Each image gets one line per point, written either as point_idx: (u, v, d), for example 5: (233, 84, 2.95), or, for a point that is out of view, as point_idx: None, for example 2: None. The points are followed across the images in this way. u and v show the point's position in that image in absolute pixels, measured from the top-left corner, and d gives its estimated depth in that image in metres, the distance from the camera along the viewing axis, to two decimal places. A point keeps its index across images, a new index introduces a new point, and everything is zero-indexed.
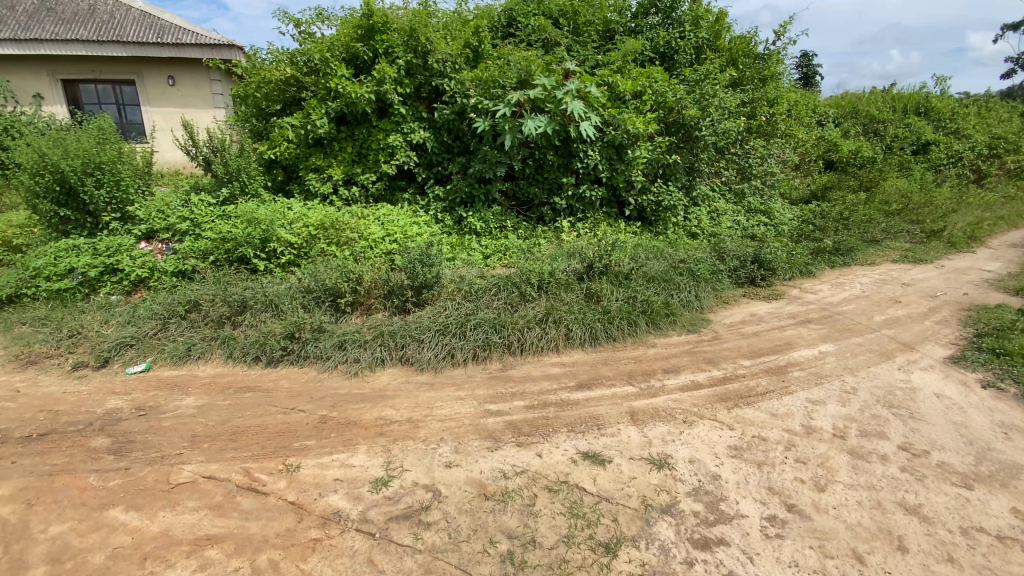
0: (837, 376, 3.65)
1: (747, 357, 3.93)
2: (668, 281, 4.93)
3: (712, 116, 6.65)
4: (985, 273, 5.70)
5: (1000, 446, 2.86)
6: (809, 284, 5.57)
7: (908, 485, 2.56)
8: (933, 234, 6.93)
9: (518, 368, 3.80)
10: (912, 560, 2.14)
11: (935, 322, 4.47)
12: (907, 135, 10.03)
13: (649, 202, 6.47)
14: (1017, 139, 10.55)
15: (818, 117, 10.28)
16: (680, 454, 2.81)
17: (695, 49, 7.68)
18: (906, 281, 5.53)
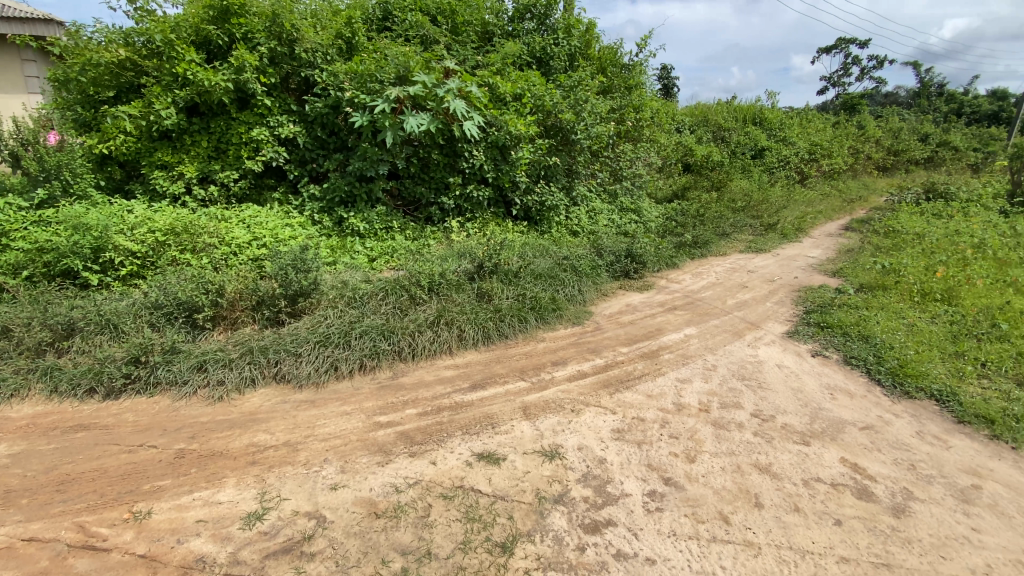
0: (700, 355, 4.07)
1: (625, 345, 4.22)
2: (554, 278, 5.12)
3: (586, 120, 7.03)
4: (809, 259, 6.77)
5: (827, 405, 3.38)
6: (675, 274, 6.17)
7: (760, 448, 2.93)
8: (770, 228, 8.08)
9: (410, 374, 3.67)
10: (767, 513, 2.44)
11: (774, 303, 5.20)
12: (747, 143, 11.60)
13: (533, 202, 6.66)
14: (828, 146, 12.72)
15: (677, 124, 11.46)
16: (570, 443, 2.92)
17: (569, 56, 8.09)
18: (751, 269, 6.38)
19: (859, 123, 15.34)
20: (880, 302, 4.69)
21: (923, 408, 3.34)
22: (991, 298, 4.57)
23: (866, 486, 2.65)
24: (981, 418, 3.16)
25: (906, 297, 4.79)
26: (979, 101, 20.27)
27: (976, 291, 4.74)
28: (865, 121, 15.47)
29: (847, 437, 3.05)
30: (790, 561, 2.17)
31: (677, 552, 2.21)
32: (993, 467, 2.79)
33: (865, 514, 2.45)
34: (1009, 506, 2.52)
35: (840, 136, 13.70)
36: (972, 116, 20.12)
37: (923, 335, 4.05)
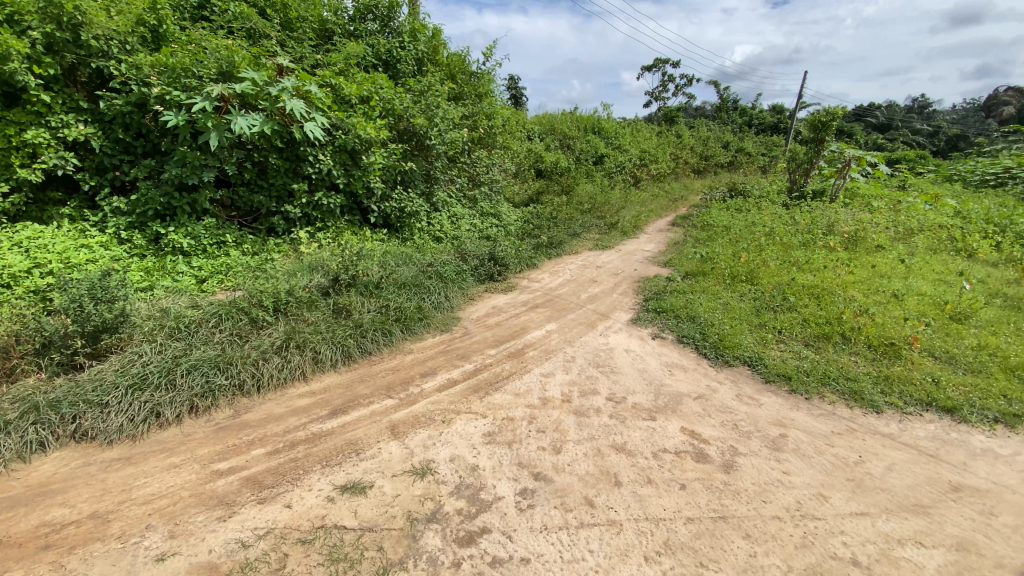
0: (561, 349, 4.30)
1: (492, 346, 4.27)
2: (418, 285, 4.98)
3: (439, 126, 6.97)
4: (646, 252, 7.61)
5: (668, 381, 3.80)
6: (535, 273, 6.45)
7: (617, 429, 3.17)
8: (613, 226, 8.92)
9: (257, 409, 3.26)
10: (625, 490, 2.64)
11: (621, 294, 5.73)
12: (589, 150, 12.68)
13: (391, 208, 6.43)
14: (655, 153, 14.49)
15: (527, 131, 12.10)
16: (441, 456, 2.84)
17: (417, 61, 7.99)
18: (600, 264, 6.96)
19: (677, 132, 17.76)
20: (703, 287, 5.43)
21: (740, 374, 3.92)
22: (781, 276, 5.58)
23: (702, 449, 3.01)
24: (782, 375, 3.81)
25: (721, 280, 5.62)
26: (761, 114, 24.82)
27: (770, 270, 5.73)
28: (682, 131, 17.92)
29: (685, 407, 3.46)
30: (648, 531, 2.37)
31: (549, 546, 2.27)
32: (792, 416, 3.38)
33: (703, 475, 2.78)
34: (806, 447, 3.06)
35: (664, 144, 15.69)
36: (758, 127, 24.57)
37: (736, 312, 4.78)
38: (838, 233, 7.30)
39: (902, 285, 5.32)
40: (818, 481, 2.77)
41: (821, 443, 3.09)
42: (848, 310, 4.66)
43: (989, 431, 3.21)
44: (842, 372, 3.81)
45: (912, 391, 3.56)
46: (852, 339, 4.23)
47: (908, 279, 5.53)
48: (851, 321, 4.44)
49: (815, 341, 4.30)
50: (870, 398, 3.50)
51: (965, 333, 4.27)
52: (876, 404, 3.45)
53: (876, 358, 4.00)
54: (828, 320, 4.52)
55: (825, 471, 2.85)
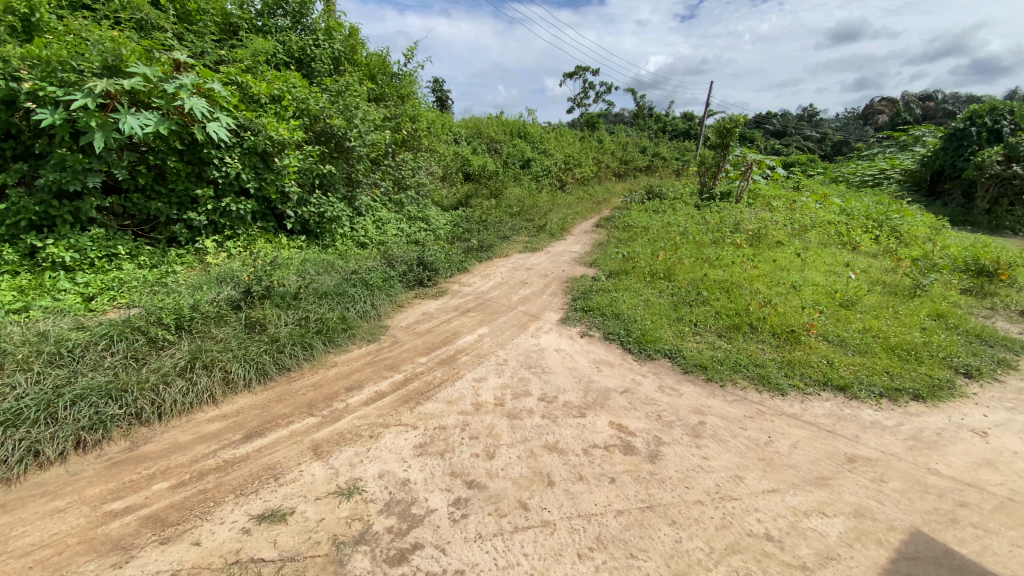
0: (493, 352, 4.28)
1: (422, 354, 4.17)
2: (342, 294, 4.76)
3: (359, 127, 6.69)
4: (573, 254, 7.82)
5: (597, 378, 3.90)
6: (465, 277, 6.40)
7: (549, 429, 3.20)
8: (542, 229, 9.07)
9: (157, 439, 2.94)
10: (559, 489, 2.66)
11: (550, 295, 5.83)
12: (515, 153, 12.84)
13: (309, 213, 6.10)
14: (579, 157, 14.96)
15: (453, 135, 12.03)
16: (369, 473, 2.72)
17: (333, 60, 7.68)
18: (530, 266, 7.05)
19: (599, 137, 18.45)
20: (626, 285, 5.66)
21: (662, 366, 4.12)
22: (695, 272, 5.94)
23: (630, 441, 3.12)
24: (699, 365, 4.04)
25: (642, 278, 5.89)
26: (674, 121, 26.42)
27: (685, 267, 6.09)
28: (603, 136, 18.66)
29: (613, 402, 3.57)
30: (580, 528, 2.40)
31: (484, 554, 2.23)
32: (710, 403, 3.59)
33: (631, 467, 2.88)
34: (723, 432, 3.26)
35: (587, 149, 16.24)
36: (673, 133, 26.15)
37: (656, 308, 5.02)
38: (743, 231, 7.91)
39: (799, 277, 5.85)
40: (735, 463, 2.96)
41: (736, 427, 3.31)
42: (755, 301, 5.04)
43: (874, 405, 3.60)
44: (751, 359, 4.12)
45: (811, 373, 3.91)
46: (758, 328, 4.59)
47: (804, 271, 6.09)
48: (757, 311, 4.81)
49: (726, 331, 4.61)
50: (776, 382, 3.80)
51: (851, 317, 4.76)
52: (781, 387, 3.76)
53: (779, 344, 4.36)
54: (737, 311, 4.87)
55: (740, 454, 3.04)
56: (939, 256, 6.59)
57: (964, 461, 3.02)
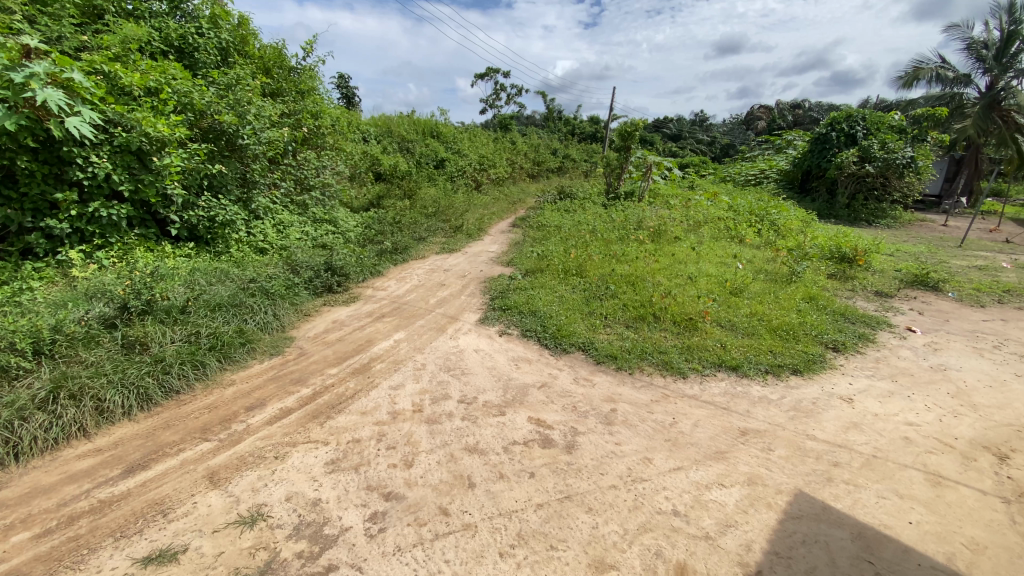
0: (410, 357, 4.18)
1: (333, 365, 3.96)
2: (239, 305, 4.39)
3: (253, 124, 6.25)
4: (490, 253, 7.86)
5: (515, 375, 3.95)
6: (379, 281, 6.19)
7: (468, 431, 3.19)
8: (457, 229, 9.02)
9: (12, 485, 2.52)
10: (479, 490, 2.65)
11: (468, 295, 5.81)
12: (428, 153, 12.66)
13: (198, 218, 5.56)
14: (493, 157, 15.08)
15: (361, 134, 11.59)
16: (275, 497, 2.53)
17: (220, 50, 7.06)
18: (446, 267, 6.97)
19: (512, 138, 18.74)
20: (540, 282, 5.79)
21: (577, 359, 4.26)
22: (604, 268, 6.23)
23: (548, 435, 3.19)
24: (610, 356, 4.24)
25: (556, 275, 6.06)
26: (583, 124, 27.53)
27: (595, 263, 6.36)
28: (516, 137, 18.97)
29: (531, 398, 3.63)
30: (501, 527, 2.41)
31: (403, 566, 2.17)
32: (621, 391, 3.78)
33: (550, 460, 2.94)
34: (633, 417, 3.44)
35: (500, 150, 16.41)
36: (582, 135, 27.22)
37: (570, 303, 5.19)
38: (647, 228, 8.44)
39: (696, 269, 6.35)
40: (644, 446, 3.14)
41: (645, 412, 3.52)
42: (657, 293, 5.40)
43: (761, 381, 4.00)
44: (656, 347, 4.39)
45: (708, 356, 4.25)
46: (662, 318, 4.90)
47: (700, 264, 6.62)
48: (660, 302, 5.16)
49: (633, 322, 4.88)
50: (679, 367, 4.09)
51: (740, 303, 5.25)
52: (683, 371, 4.05)
53: (680, 332, 4.70)
54: (643, 303, 5.18)
55: (649, 437, 3.23)
56: (809, 247, 7.47)
57: (834, 425, 3.45)
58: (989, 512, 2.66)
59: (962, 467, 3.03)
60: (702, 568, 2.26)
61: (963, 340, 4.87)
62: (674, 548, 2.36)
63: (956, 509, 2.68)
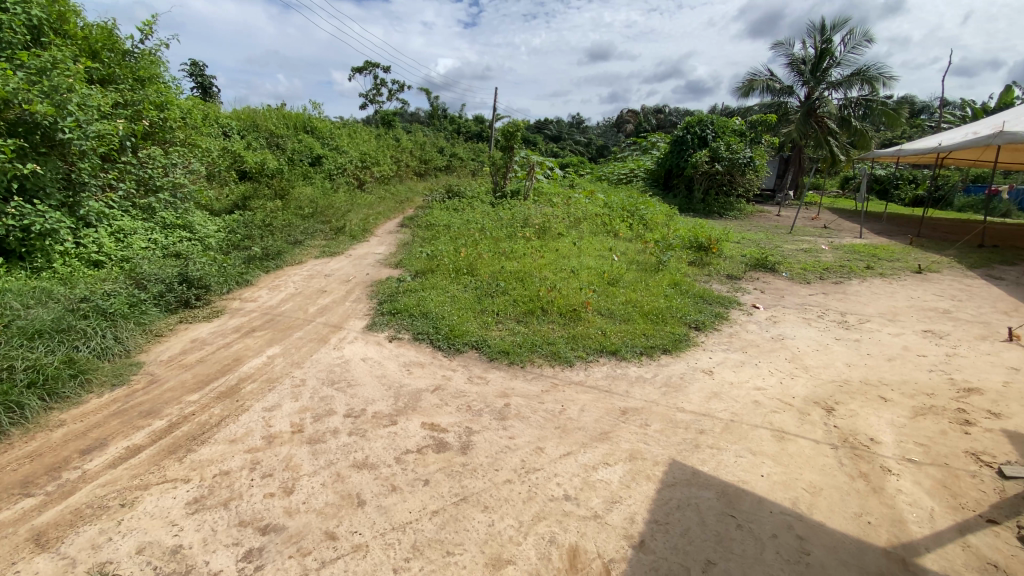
0: (287, 374, 3.85)
1: (194, 391, 3.51)
2: (67, 330, 3.69)
3: (77, 115, 5.29)
4: (376, 255, 7.54)
5: (406, 381, 3.83)
6: (248, 291, 5.62)
7: (356, 446, 3.02)
8: (339, 231, 8.54)
9: None
10: (370, 507, 2.52)
11: (352, 301, 5.52)
12: (302, 150, 11.82)
13: (6, 227, 4.57)
14: (376, 154, 14.50)
15: (219, 129, 10.48)
16: (123, 551, 2.17)
17: (30, 27, 5.82)
18: (327, 272, 6.55)
19: (395, 136, 18.20)
20: (430, 283, 5.69)
21: (469, 358, 4.26)
22: (494, 265, 6.31)
23: (441, 439, 3.14)
24: (502, 352, 4.30)
25: (446, 275, 6.00)
26: (467, 122, 27.63)
27: (485, 261, 6.42)
28: (399, 135, 18.43)
29: (424, 403, 3.54)
30: (395, 542, 2.32)
31: None
32: (513, 386, 3.85)
33: (444, 463, 2.90)
34: (525, 409, 3.52)
35: (383, 147, 15.81)
36: (467, 134, 27.28)
37: (461, 302, 5.17)
38: (532, 225, 8.73)
39: (578, 262, 6.70)
40: (537, 436, 3.23)
41: (536, 403, 3.62)
42: (544, 287, 5.60)
43: (638, 362, 4.34)
44: (544, 339, 4.55)
45: (591, 343, 4.51)
46: (549, 311, 5.09)
47: (581, 257, 7.01)
48: (547, 296, 5.35)
49: (523, 316, 5.01)
50: (566, 356, 4.28)
51: (616, 292, 5.65)
52: (569, 360, 4.24)
53: (566, 323, 4.92)
54: (531, 297, 5.34)
55: (540, 427, 3.33)
56: (673, 238, 8.29)
57: (701, 396, 3.86)
58: (819, 457, 3.16)
59: (798, 421, 3.57)
60: (592, 547, 2.38)
61: (794, 312, 5.76)
62: (566, 533, 2.46)
63: (795, 458, 3.14)
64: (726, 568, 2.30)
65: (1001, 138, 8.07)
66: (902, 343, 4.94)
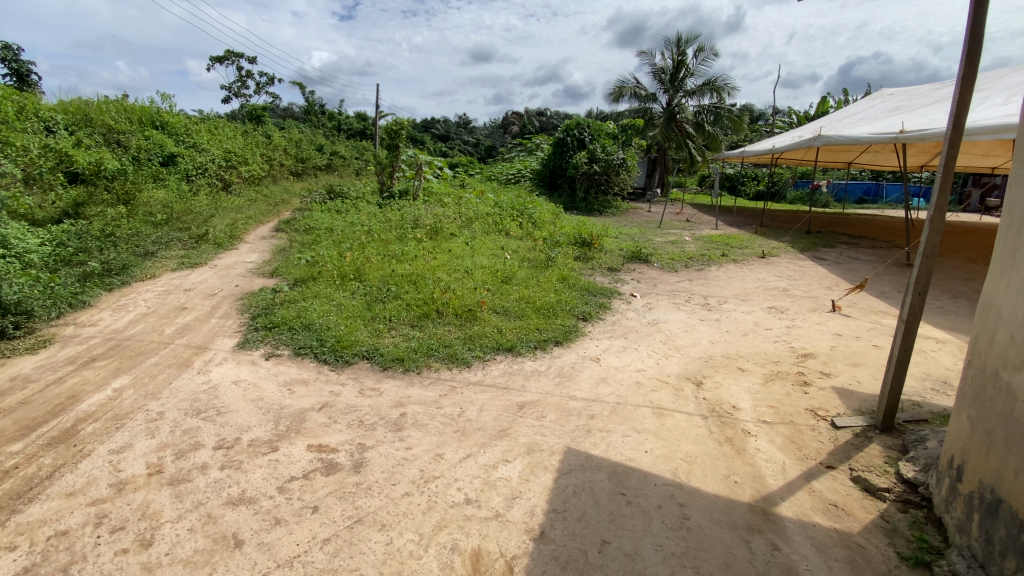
0: (141, 408, 3.34)
1: (13, 440, 2.90)
2: None
3: None
4: (247, 264, 6.85)
5: (288, 402, 3.52)
6: (85, 314, 4.79)
7: (230, 480, 2.71)
8: (201, 239, 7.63)
9: None
10: (250, 546, 2.28)
11: (219, 317, 4.94)
12: (151, 148, 10.36)
13: None
14: (243, 152, 13.13)
15: (38, 122, 8.82)
16: None
17: None
18: (187, 287, 5.81)
19: (265, 132, 16.70)
20: (313, 292, 5.29)
21: (361, 369, 4.04)
22: (383, 269, 6.07)
23: (331, 460, 2.93)
24: (396, 360, 4.14)
25: (330, 282, 5.63)
26: (348, 119, 26.24)
27: (373, 266, 6.13)
28: (270, 132, 16.92)
29: (309, 423, 3.28)
30: None
31: None
32: (409, 394, 3.72)
33: (335, 486, 2.71)
34: (423, 417, 3.43)
35: (251, 145, 14.39)
36: (348, 131, 25.82)
37: (349, 311, 4.88)
38: (423, 225, 8.57)
39: (471, 262, 6.70)
40: (435, 443, 3.16)
41: (433, 409, 3.54)
42: (438, 289, 5.51)
43: (533, 357, 4.46)
44: (440, 342, 4.48)
45: (487, 342, 4.53)
46: (444, 313, 5.02)
47: (474, 257, 7.01)
48: (442, 297, 5.26)
49: (418, 320, 4.88)
50: (463, 357, 4.25)
51: (510, 290, 5.75)
52: (466, 360, 4.22)
53: (462, 323, 4.89)
54: (425, 300, 5.22)
55: (438, 433, 3.27)
56: (559, 235, 8.66)
57: (591, 383, 4.07)
58: (692, 428, 3.50)
59: (674, 397, 3.93)
60: (495, 547, 2.39)
61: (666, 298, 6.34)
62: (468, 537, 2.43)
63: (674, 431, 3.45)
64: (619, 545, 2.45)
65: (817, 142, 9.65)
66: (752, 319, 5.69)
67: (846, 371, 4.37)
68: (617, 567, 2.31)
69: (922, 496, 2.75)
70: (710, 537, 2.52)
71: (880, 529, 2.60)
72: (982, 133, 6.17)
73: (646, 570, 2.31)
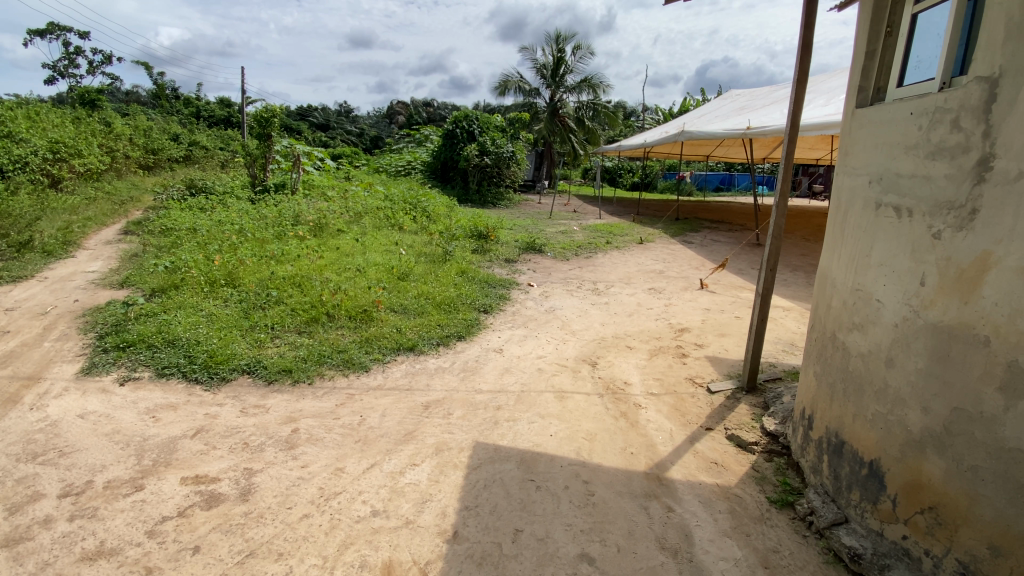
0: None
1: None
2: None
3: None
4: (89, 274, 5.81)
5: (153, 431, 3.05)
6: None
7: (83, 532, 2.30)
8: (22, 246, 6.33)
9: None
10: None
11: (54, 340, 4.13)
12: None
13: None
14: (74, 142, 10.95)
15: None
16: None
17: None
18: (8, 306, 4.80)
19: (104, 119, 14.27)
20: (175, 302, 4.63)
21: (242, 386, 3.63)
22: (261, 272, 5.52)
23: (212, 491, 2.60)
24: (283, 371, 3.78)
25: (197, 290, 4.97)
26: (209, 106, 23.31)
27: (248, 269, 5.53)
28: (109, 118, 14.44)
29: (181, 453, 2.88)
30: None
31: None
32: (301, 407, 3.43)
33: (219, 520, 2.41)
34: (319, 430, 3.18)
35: (83, 134, 12.16)
36: (210, 120, 22.87)
37: (222, 321, 4.35)
38: (305, 222, 7.94)
39: (363, 260, 6.35)
40: (334, 456, 2.95)
41: (330, 420, 3.31)
42: (326, 290, 5.12)
43: (436, 354, 4.36)
44: (333, 347, 4.18)
45: (386, 343, 4.33)
46: (335, 315, 4.70)
47: (365, 255, 6.64)
48: (331, 300, 4.90)
49: (306, 327, 4.50)
50: (360, 362, 4.02)
51: (407, 288, 5.54)
52: (364, 364, 4.00)
53: (357, 326, 4.61)
54: (313, 304, 4.83)
55: (338, 445, 3.06)
56: (455, 228, 8.57)
57: (494, 374, 4.10)
58: (591, 407, 3.69)
59: (573, 379, 4.10)
60: (407, 556, 2.30)
61: (560, 286, 6.60)
62: (378, 551, 2.31)
63: (575, 413, 3.60)
64: (531, 531, 2.49)
65: (681, 136, 10.62)
66: (636, 301, 6.14)
67: (715, 341, 4.91)
68: (532, 554, 2.36)
69: (782, 445, 3.18)
70: (614, 509, 2.67)
71: (752, 479, 2.96)
72: (810, 130, 7.25)
73: (559, 551, 2.38)
